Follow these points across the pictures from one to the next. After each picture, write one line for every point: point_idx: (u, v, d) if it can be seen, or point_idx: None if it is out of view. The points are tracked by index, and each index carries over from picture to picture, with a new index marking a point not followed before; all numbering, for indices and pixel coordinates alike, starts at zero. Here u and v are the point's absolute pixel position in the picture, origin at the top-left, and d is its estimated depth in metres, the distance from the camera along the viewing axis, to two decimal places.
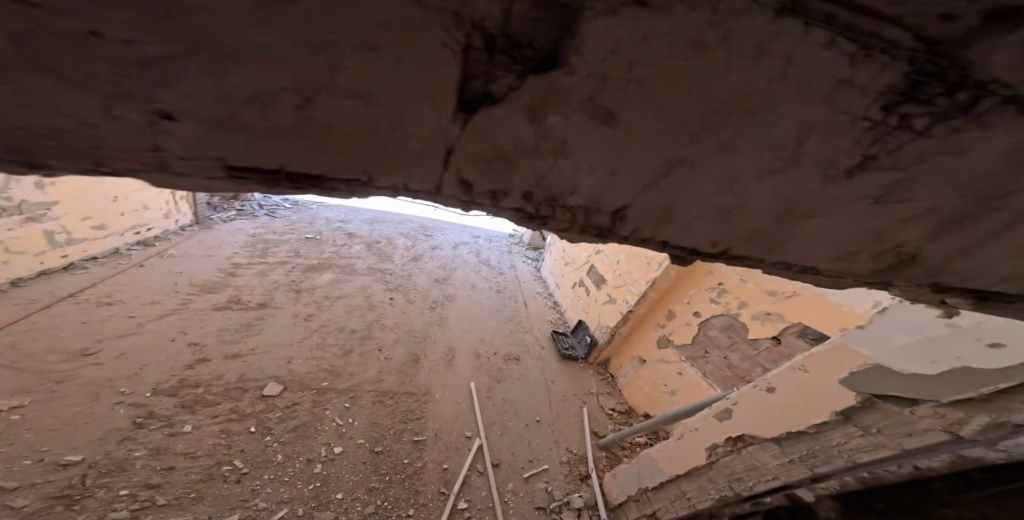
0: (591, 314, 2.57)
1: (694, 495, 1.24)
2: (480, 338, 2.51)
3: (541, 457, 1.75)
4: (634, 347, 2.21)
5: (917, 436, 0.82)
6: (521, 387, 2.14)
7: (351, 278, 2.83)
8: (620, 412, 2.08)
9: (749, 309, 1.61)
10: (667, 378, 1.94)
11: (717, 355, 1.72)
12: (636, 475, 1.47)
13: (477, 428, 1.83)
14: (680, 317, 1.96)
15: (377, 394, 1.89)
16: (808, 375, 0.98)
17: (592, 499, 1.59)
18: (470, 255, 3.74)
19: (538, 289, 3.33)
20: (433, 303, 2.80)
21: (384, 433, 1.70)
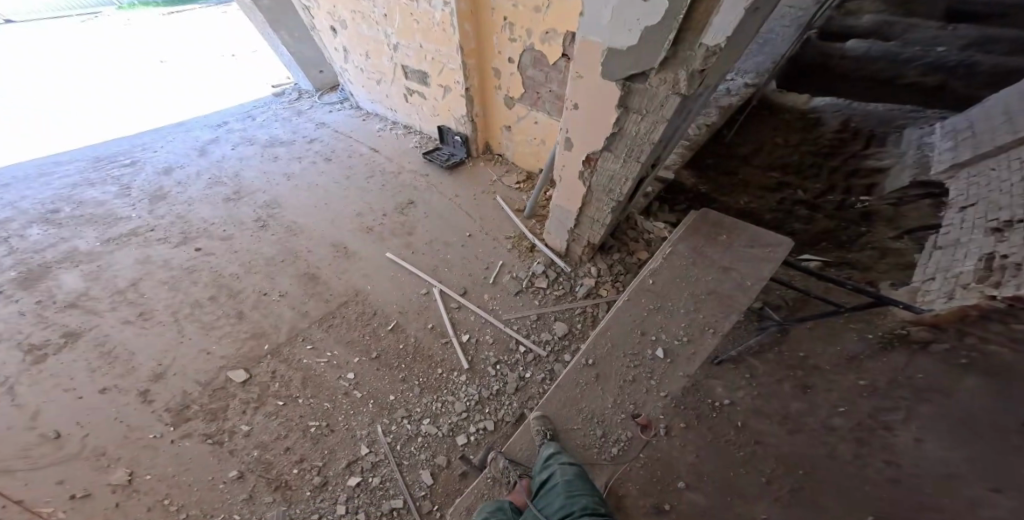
0: (444, 115, 2.58)
1: (600, 216, 1.71)
2: (358, 211, 2.39)
3: (493, 259, 2.08)
4: (495, 119, 2.40)
5: (666, 103, 1.17)
6: (434, 219, 2.29)
7: (113, 263, 2.15)
8: (522, 183, 2.43)
9: (536, 36, 1.80)
10: (532, 133, 2.23)
11: (546, 92, 1.95)
12: (561, 225, 1.90)
13: (430, 282, 1.99)
14: (504, 71, 2.10)
15: (328, 322, 1.86)
16: (587, 77, 1.29)
17: (549, 260, 2.03)
18: (264, 143, 3.05)
19: (376, 128, 3.09)
20: (262, 218, 2.40)
21: (366, 342, 1.77)
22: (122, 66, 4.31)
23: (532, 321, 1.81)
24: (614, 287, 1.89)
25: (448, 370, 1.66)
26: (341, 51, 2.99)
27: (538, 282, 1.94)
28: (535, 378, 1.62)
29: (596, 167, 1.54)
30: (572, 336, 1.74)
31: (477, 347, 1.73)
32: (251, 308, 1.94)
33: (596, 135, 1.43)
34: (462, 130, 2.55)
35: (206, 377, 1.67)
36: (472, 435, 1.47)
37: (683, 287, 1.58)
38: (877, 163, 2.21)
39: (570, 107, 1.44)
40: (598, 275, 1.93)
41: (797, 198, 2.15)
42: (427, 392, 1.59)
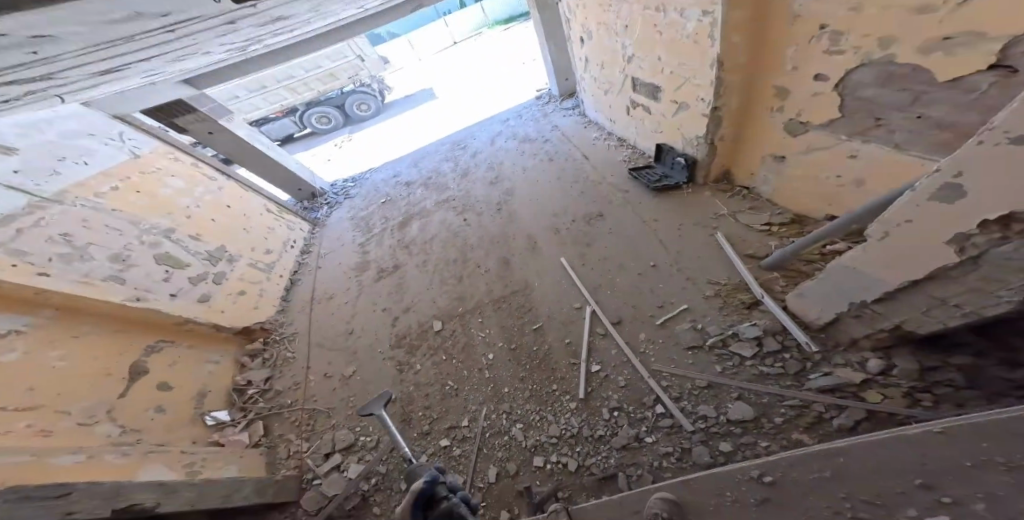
0: (670, 133, 2.35)
1: (940, 312, 1.03)
2: (554, 212, 2.51)
3: (672, 301, 1.74)
4: (756, 147, 1.94)
5: None
6: (613, 237, 2.15)
7: (432, 217, 2.94)
8: (783, 225, 1.82)
9: (904, 45, 1.21)
10: (831, 169, 1.61)
11: (894, 119, 1.33)
12: (832, 291, 1.29)
13: (589, 299, 1.89)
14: (799, 91, 1.62)
15: (496, 305, 2.06)
16: None
17: (775, 323, 1.49)
18: (520, 139, 3.50)
19: (596, 136, 3.13)
20: (499, 202, 2.83)
21: (512, 330, 1.90)
22: (457, 76, 5.99)
23: (698, 388, 1.43)
24: (883, 398, 1.17)
25: (562, 391, 1.57)
26: (583, 60, 3.18)
27: (737, 347, 1.48)
28: (654, 450, 1.33)
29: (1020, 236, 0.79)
30: (750, 428, 1.27)
31: (602, 383, 1.55)
32: (466, 275, 2.34)
33: (1017, 193, 0.75)
34: (688, 151, 2.24)
35: (423, 319, 2.16)
36: (550, 462, 1.39)
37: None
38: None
39: (977, 141, 0.78)
40: (874, 374, 1.23)
41: None
42: (535, 400, 1.58)
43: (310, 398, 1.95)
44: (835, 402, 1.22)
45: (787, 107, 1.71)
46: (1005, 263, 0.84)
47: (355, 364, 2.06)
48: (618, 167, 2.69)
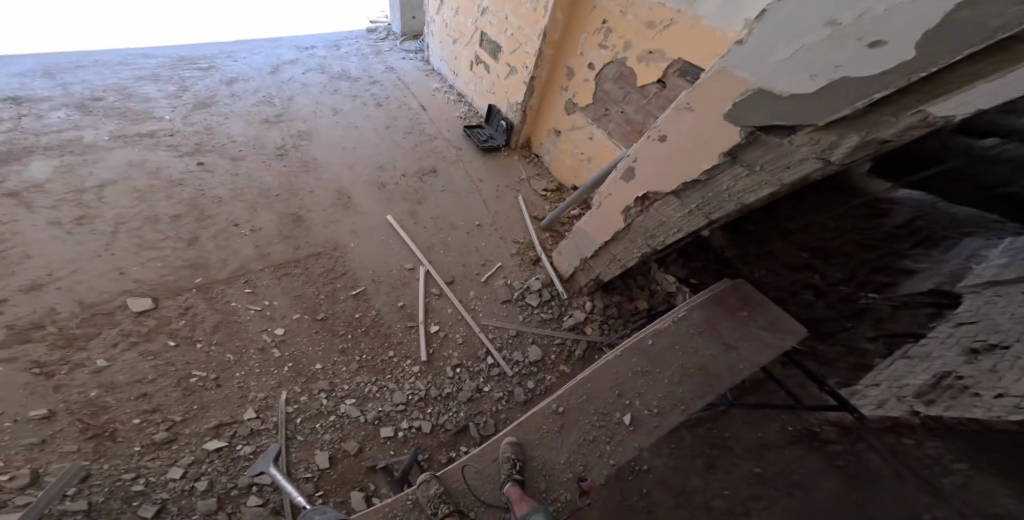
0: (497, 95, 2.62)
1: (623, 256, 1.62)
2: (378, 162, 2.42)
3: (492, 258, 1.99)
4: (547, 120, 2.37)
5: (797, 166, 0.99)
6: (448, 197, 2.26)
7: (98, 156, 2.17)
8: (551, 192, 2.31)
9: (635, 52, 1.70)
10: (583, 146, 2.14)
11: (615, 112, 1.88)
12: (577, 253, 1.79)
13: (420, 261, 1.94)
14: (578, 74, 2.07)
15: (268, 266, 1.83)
16: (695, 113, 1.15)
17: (548, 280, 1.90)
18: (331, 75, 3.17)
19: (434, 87, 3.13)
20: (265, 149, 2.43)
21: (318, 301, 1.73)
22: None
23: (509, 336, 1.71)
24: (593, 330, 1.75)
25: (400, 357, 1.60)
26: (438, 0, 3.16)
27: (529, 298, 1.82)
28: (491, 395, 1.54)
29: (649, 207, 1.43)
30: (541, 365, 1.63)
31: (442, 342, 1.67)
32: (207, 237, 1.89)
33: (668, 177, 1.32)
34: (509, 117, 2.52)
35: (106, 292, 1.58)
36: (400, 431, 1.41)
37: (680, 355, 1.42)
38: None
39: (654, 135, 1.33)
40: (589, 312, 1.80)
41: None
42: (370, 371, 1.53)
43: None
44: (574, 336, 1.71)
45: (569, 88, 2.16)
46: (664, 219, 1.40)
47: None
48: (453, 123, 2.78)
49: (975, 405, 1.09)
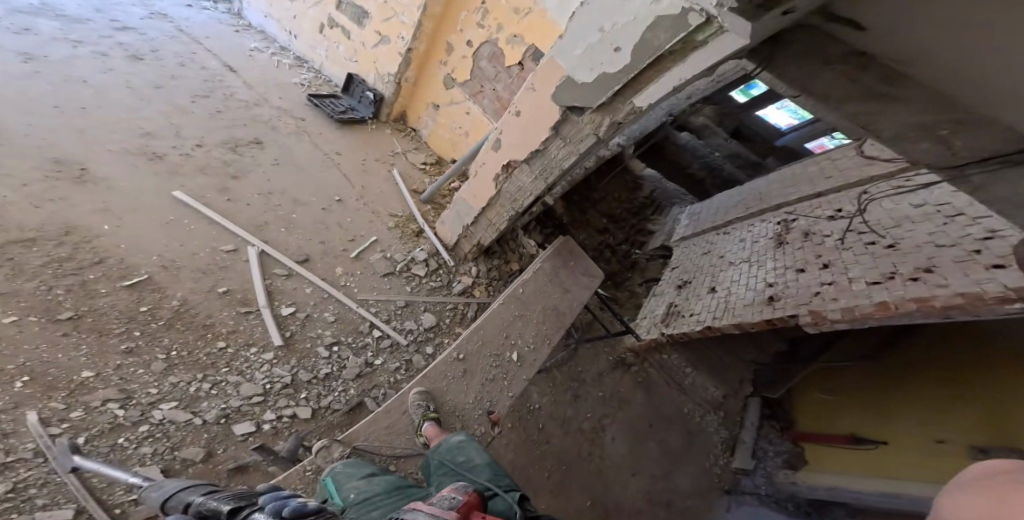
0: (359, 60, 2.63)
1: (496, 220, 1.91)
2: (146, 129, 2.03)
3: (360, 235, 2.06)
4: (424, 92, 2.55)
5: (585, 138, 1.44)
6: (279, 170, 2.14)
7: None
8: (429, 165, 2.50)
9: (505, 34, 2.05)
10: (461, 120, 2.39)
11: (489, 89, 2.20)
12: (459, 220, 2.04)
13: (283, 257, 1.84)
14: (457, 52, 2.30)
15: (40, 262, 1.46)
16: (534, 94, 1.50)
17: (433, 250, 2.12)
18: (18, 7, 2.35)
19: (252, 47, 2.85)
20: None
21: (84, 302, 1.43)
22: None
23: (396, 307, 1.90)
24: (482, 290, 2.09)
25: (242, 346, 1.55)
26: None
27: (415, 268, 2.02)
28: (387, 366, 1.74)
29: (512, 173, 1.74)
30: (436, 329, 1.91)
31: (305, 325, 1.70)
32: (57, 208, 1.61)
33: (521, 147, 1.65)
34: (377, 88, 2.57)
35: None
36: (279, 419, 1.46)
37: (541, 298, 1.95)
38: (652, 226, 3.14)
39: (512, 111, 1.62)
40: (475, 277, 2.11)
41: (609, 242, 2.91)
42: (190, 368, 1.43)
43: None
44: (467, 301, 2.03)
45: (449, 63, 2.37)
46: (517, 187, 1.76)
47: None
48: (291, 91, 2.61)
49: (682, 325, 2.13)
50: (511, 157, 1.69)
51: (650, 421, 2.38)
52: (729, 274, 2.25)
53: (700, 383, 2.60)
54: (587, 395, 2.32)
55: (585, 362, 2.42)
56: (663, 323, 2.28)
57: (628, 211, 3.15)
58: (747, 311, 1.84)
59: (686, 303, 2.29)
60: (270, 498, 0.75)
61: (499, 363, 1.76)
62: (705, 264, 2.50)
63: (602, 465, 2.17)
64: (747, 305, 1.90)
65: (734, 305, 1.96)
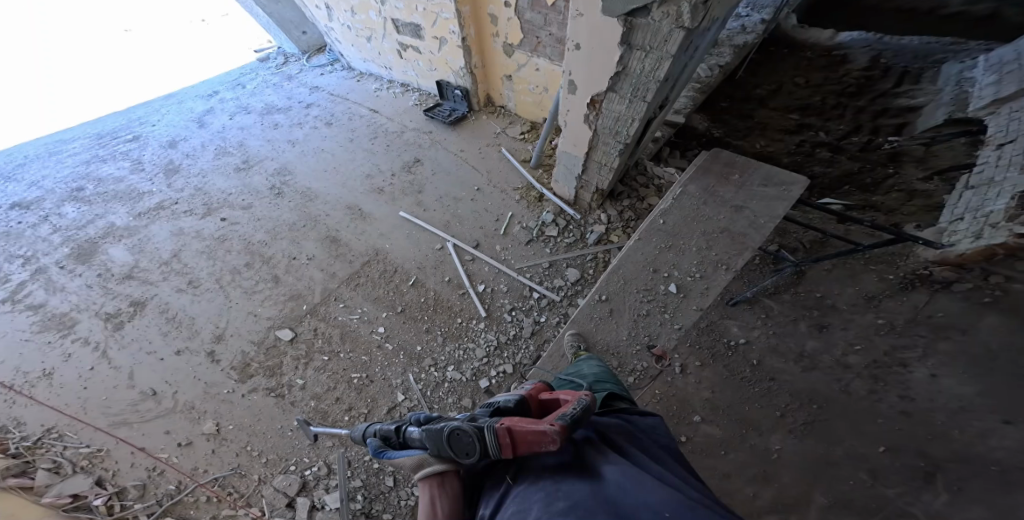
0: (427, 66, 3.03)
1: (606, 160, 1.83)
2: (372, 172, 2.81)
3: (503, 212, 2.35)
4: (494, 70, 2.72)
5: (669, 39, 1.25)
6: (440, 177, 2.63)
7: (272, 163, 3.07)
8: (527, 133, 2.72)
9: None
10: (537, 81, 2.48)
11: (545, 36, 2.18)
12: (570, 173, 2.06)
13: (467, 243, 2.26)
14: (502, 19, 2.33)
15: (346, 282, 2.27)
16: (585, 16, 1.38)
17: (558, 209, 2.26)
18: (261, 111, 3.59)
19: (375, 88, 3.53)
20: (275, 185, 2.92)
21: (391, 298, 2.15)
22: (158, 29, 5.29)
23: (543, 269, 2.07)
24: (621, 235, 2.09)
25: (468, 318, 1.99)
26: (325, 11, 3.43)
27: (548, 232, 2.18)
28: (550, 322, 1.92)
29: (601, 109, 1.64)
30: (582, 281, 1.99)
31: (492, 296, 2.05)
32: (354, 240, 2.47)
33: (598, 78, 1.53)
34: (460, 83, 2.87)
35: (259, 338, 2.11)
36: (493, 377, 1.80)
37: (697, 225, 1.82)
38: (909, 101, 2.40)
39: (572, 46, 1.52)
40: (608, 222, 2.14)
41: (817, 139, 2.34)
42: (453, 340, 1.93)
43: (193, 473, 1.67)
44: (602, 248, 2.07)
45: (500, 34, 2.44)
46: (614, 118, 1.62)
47: (212, 415, 1.86)
48: (413, 113, 3.16)
49: None
50: (598, 92, 1.58)
51: None
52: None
53: None
54: (846, 322, 1.77)
55: (825, 285, 1.92)
56: (1011, 221, 1.53)
57: (832, 95, 2.56)
58: None
59: None
60: (414, 416, 1.15)
61: (674, 289, 1.72)
62: None
63: (909, 404, 1.48)
64: None
65: None
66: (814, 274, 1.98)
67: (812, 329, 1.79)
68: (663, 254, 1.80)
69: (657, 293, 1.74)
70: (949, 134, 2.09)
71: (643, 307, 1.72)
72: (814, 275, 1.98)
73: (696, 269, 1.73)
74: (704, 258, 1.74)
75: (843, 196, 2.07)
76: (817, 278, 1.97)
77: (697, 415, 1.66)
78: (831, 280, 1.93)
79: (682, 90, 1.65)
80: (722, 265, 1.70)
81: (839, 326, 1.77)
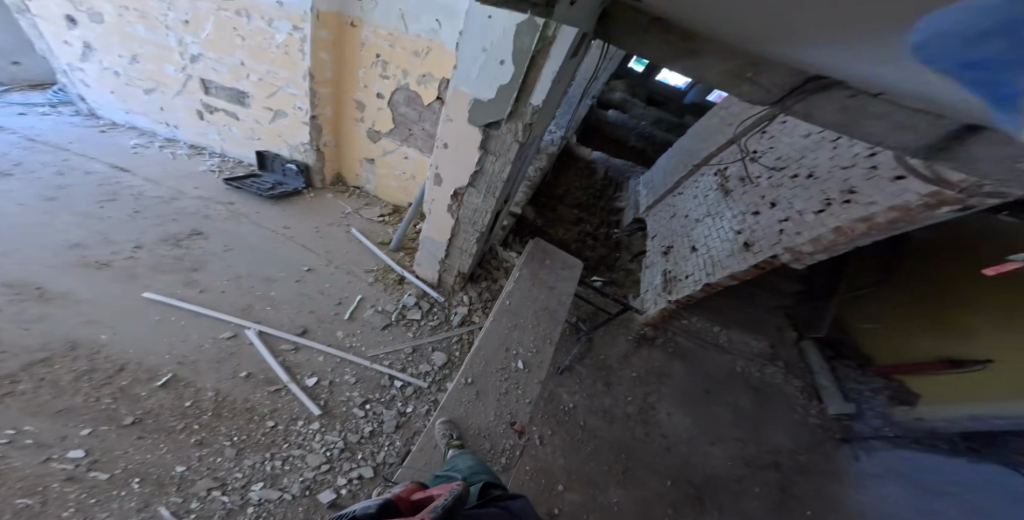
0: (246, 135, 2.70)
1: (467, 246, 2.01)
2: (77, 240, 1.98)
3: (348, 296, 2.09)
4: (351, 151, 2.68)
5: (510, 148, 1.63)
6: (237, 254, 2.15)
7: None
8: (387, 215, 2.68)
9: (412, 76, 2.20)
10: (400, 167, 2.58)
11: (417, 129, 2.38)
12: (434, 257, 2.13)
13: (287, 336, 1.82)
14: (370, 105, 2.43)
15: (13, 386, 1.38)
16: (449, 119, 1.66)
17: (421, 291, 2.21)
18: None
19: (134, 144, 2.78)
20: None
21: (109, 407, 1.41)
22: None
23: (405, 355, 1.91)
24: (480, 315, 2.18)
25: (288, 420, 1.54)
26: (78, 48, 2.69)
27: (410, 314, 2.08)
28: (418, 411, 1.72)
29: (463, 201, 1.87)
30: (449, 365, 1.92)
31: (333, 390, 1.69)
32: (11, 322, 1.57)
33: (461, 173, 1.78)
34: (297, 157, 2.66)
35: None
36: (347, 485, 1.42)
37: (529, 304, 2.00)
38: (618, 204, 3.73)
39: (439, 144, 1.75)
40: (470, 303, 2.22)
41: (586, 229, 3.27)
42: (257, 449, 1.43)
43: None
44: (468, 328, 2.10)
45: (365, 119, 2.50)
46: (474, 209, 1.86)
47: None
48: (203, 179, 2.60)
49: (683, 288, 2.34)
50: (461, 184, 1.81)
51: (704, 387, 2.37)
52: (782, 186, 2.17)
53: (738, 340, 2.71)
54: (621, 378, 2.29)
55: (614, 345, 2.46)
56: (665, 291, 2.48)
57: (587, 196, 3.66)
58: (733, 259, 2.12)
59: (676, 268, 2.54)
60: None
61: (514, 366, 1.80)
62: (677, 228, 2.81)
63: (669, 442, 2.06)
64: (730, 256, 2.15)
65: (717, 258, 2.25)
66: (597, 337, 2.45)
67: (608, 387, 2.23)
68: (508, 332, 1.89)
69: (507, 367, 1.77)
70: (634, 231, 3.37)
71: (496, 382, 1.73)
72: (599, 340, 2.47)
73: (528, 341, 1.89)
74: (535, 336, 1.96)
75: (603, 277, 2.90)
76: (601, 343, 2.46)
77: (560, 484, 1.75)
78: (609, 343, 2.47)
79: (519, 188, 2.05)
80: (544, 341, 1.91)
81: (622, 381, 2.28)
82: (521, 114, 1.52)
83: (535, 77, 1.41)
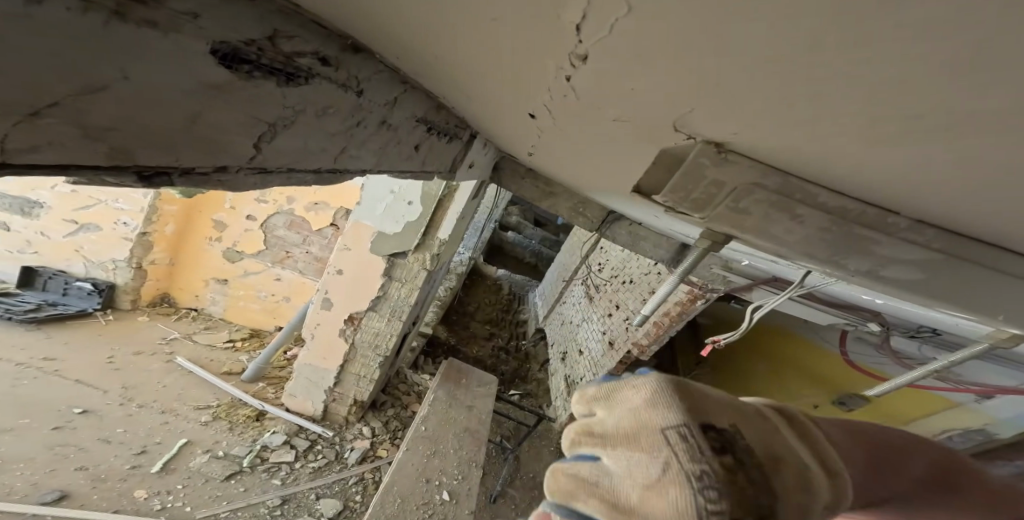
0: (56, 252, 2.16)
1: (366, 371, 1.82)
2: None
3: (164, 441, 1.57)
4: (199, 272, 2.37)
5: (416, 276, 1.69)
6: None
7: None
8: (240, 339, 2.28)
9: (299, 202, 2.22)
10: (268, 287, 2.33)
11: (298, 252, 2.28)
12: (317, 386, 1.83)
13: (22, 507, 1.22)
14: (235, 227, 2.28)
15: None
16: (349, 249, 1.67)
17: (293, 427, 1.79)
18: None
19: None
20: None
21: None
22: None
23: (268, 511, 1.43)
24: (386, 449, 1.82)
25: None
26: None
27: (277, 457, 1.64)
28: None
29: (359, 325, 1.76)
30: (346, 513, 1.51)
31: None
32: None
33: (360, 299, 1.72)
34: (94, 275, 2.21)
35: None
36: None
37: (450, 425, 1.60)
38: None
39: (334, 271, 1.71)
40: (371, 436, 1.86)
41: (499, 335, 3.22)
42: None
43: None
44: (372, 465, 1.73)
45: (224, 239, 2.31)
46: (373, 331, 1.75)
47: None
48: None
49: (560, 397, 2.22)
50: (358, 309, 1.73)
51: None
52: (619, 291, 2.16)
53: None
54: None
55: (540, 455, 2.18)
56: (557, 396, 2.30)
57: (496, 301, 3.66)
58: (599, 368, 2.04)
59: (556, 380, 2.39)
60: None
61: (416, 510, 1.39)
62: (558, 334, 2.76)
63: None
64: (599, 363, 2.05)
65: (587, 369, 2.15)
66: (523, 451, 2.15)
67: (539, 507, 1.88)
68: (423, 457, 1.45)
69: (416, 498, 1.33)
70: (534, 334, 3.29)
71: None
72: (528, 450, 2.17)
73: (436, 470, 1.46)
74: None
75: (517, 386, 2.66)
76: (529, 455, 2.15)
77: None
78: (532, 456, 2.15)
79: (426, 307, 2.04)
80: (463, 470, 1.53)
81: None
82: (427, 241, 1.63)
83: (441, 211, 1.59)
